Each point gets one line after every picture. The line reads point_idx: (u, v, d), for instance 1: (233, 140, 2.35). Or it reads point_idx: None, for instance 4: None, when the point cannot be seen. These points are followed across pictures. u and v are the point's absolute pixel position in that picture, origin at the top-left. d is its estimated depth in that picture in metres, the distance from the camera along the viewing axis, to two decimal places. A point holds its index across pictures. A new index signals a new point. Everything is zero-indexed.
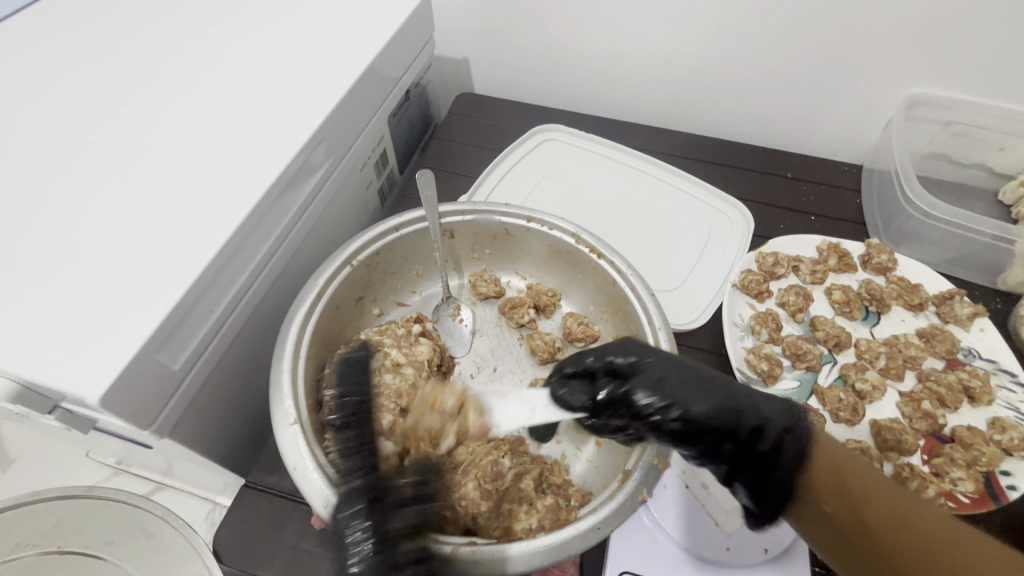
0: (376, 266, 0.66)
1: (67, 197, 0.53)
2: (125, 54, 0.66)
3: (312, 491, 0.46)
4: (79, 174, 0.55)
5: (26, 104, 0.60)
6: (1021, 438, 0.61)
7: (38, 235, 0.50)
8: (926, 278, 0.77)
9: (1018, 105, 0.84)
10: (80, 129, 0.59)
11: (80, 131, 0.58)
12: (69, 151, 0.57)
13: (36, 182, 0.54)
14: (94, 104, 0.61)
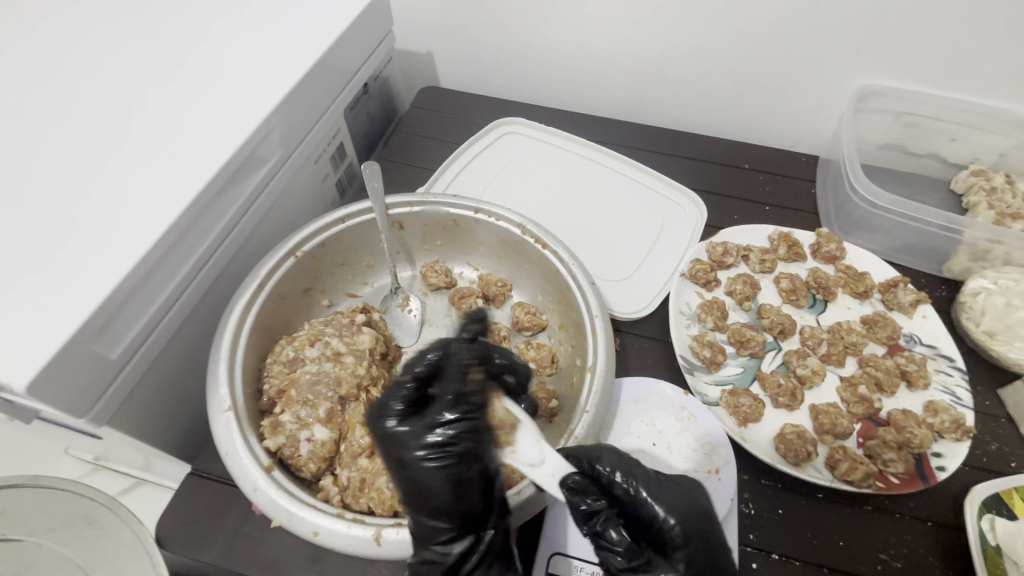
0: (323, 257, 0.67)
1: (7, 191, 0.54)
2: (70, 49, 0.66)
3: (244, 475, 0.47)
4: (19, 168, 0.55)
5: None
6: (952, 420, 0.62)
7: None
8: (873, 266, 0.79)
9: (968, 96, 0.85)
10: (21, 124, 0.59)
11: (22, 126, 0.59)
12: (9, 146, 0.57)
13: None
14: (38, 99, 0.61)
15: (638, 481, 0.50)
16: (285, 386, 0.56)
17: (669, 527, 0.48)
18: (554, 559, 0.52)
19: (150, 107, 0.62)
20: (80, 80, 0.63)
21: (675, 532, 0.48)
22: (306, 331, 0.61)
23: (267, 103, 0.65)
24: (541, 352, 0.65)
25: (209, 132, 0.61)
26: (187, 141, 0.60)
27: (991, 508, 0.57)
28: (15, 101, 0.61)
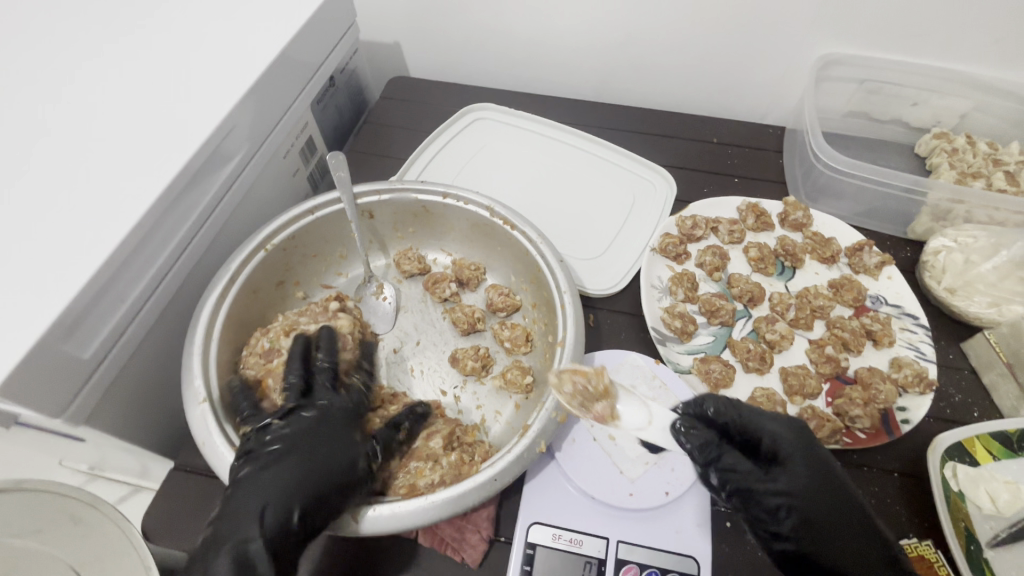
0: (293, 249, 0.68)
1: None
2: (19, 52, 0.65)
3: (221, 463, 0.49)
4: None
5: None
6: (915, 374, 0.64)
7: None
8: (840, 231, 0.80)
9: (926, 60, 0.87)
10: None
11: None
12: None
13: None
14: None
15: (743, 405, 0.54)
16: (262, 377, 0.56)
17: (781, 444, 0.52)
18: (531, 528, 0.54)
19: (107, 106, 0.62)
20: (30, 82, 0.63)
21: (789, 450, 0.52)
22: (280, 322, 0.61)
23: (228, 98, 0.65)
24: (515, 331, 0.67)
25: (171, 129, 0.61)
26: (147, 139, 0.60)
27: (954, 457, 0.59)
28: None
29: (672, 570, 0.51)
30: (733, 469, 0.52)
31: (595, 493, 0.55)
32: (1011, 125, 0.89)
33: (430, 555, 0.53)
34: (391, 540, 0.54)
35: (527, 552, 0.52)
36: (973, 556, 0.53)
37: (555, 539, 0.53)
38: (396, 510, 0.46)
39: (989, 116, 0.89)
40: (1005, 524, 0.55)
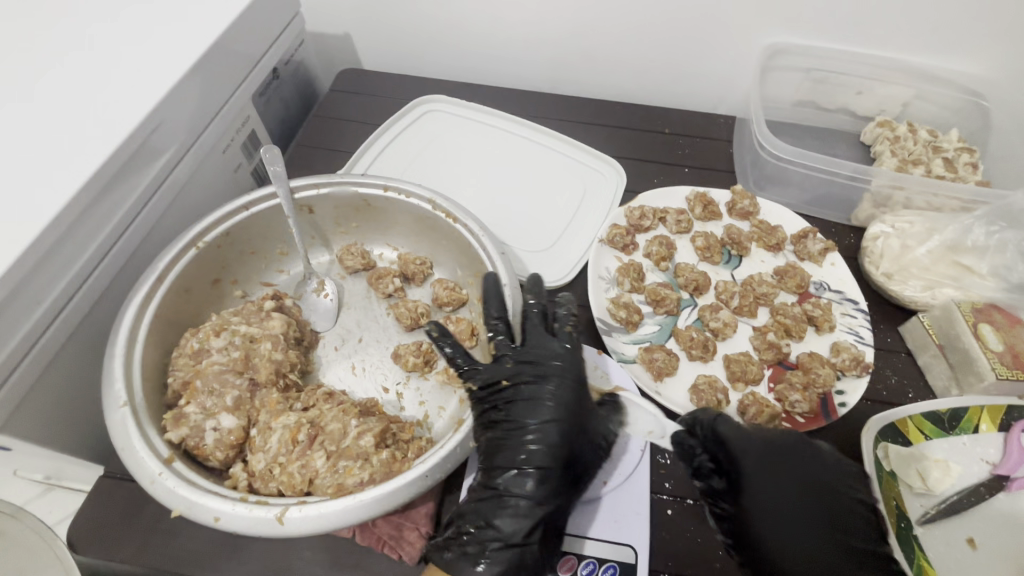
0: (228, 246, 0.66)
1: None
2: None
3: (139, 467, 0.47)
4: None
5: None
6: (852, 358, 0.65)
7: None
8: (785, 219, 0.81)
9: (868, 48, 0.88)
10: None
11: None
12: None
13: None
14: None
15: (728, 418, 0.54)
16: (190, 378, 0.55)
17: (741, 460, 0.52)
18: None
19: (21, 98, 0.59)
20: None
21: (749, 467, 0.52)
22: (212, 322, 0.59)
23: (155, 90, 0.62)
24: (460, 325, 0.66)
25: (89, 122, 0.58)
26: (65, 135, 0.57)
27: (886, 437, 0.60)
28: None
29: (610, 559, 0.52)
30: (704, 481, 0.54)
31: None
32: (951, 112, 0.90)
33: (367, 554, 0.52)
34: (327, 541, 0.53)
35: None
36: (904, 534, 0.55)
37: None
38: (321, 508, 0.45)
39: (931, 105, 0.91)
40: (934, 502, 0.57)
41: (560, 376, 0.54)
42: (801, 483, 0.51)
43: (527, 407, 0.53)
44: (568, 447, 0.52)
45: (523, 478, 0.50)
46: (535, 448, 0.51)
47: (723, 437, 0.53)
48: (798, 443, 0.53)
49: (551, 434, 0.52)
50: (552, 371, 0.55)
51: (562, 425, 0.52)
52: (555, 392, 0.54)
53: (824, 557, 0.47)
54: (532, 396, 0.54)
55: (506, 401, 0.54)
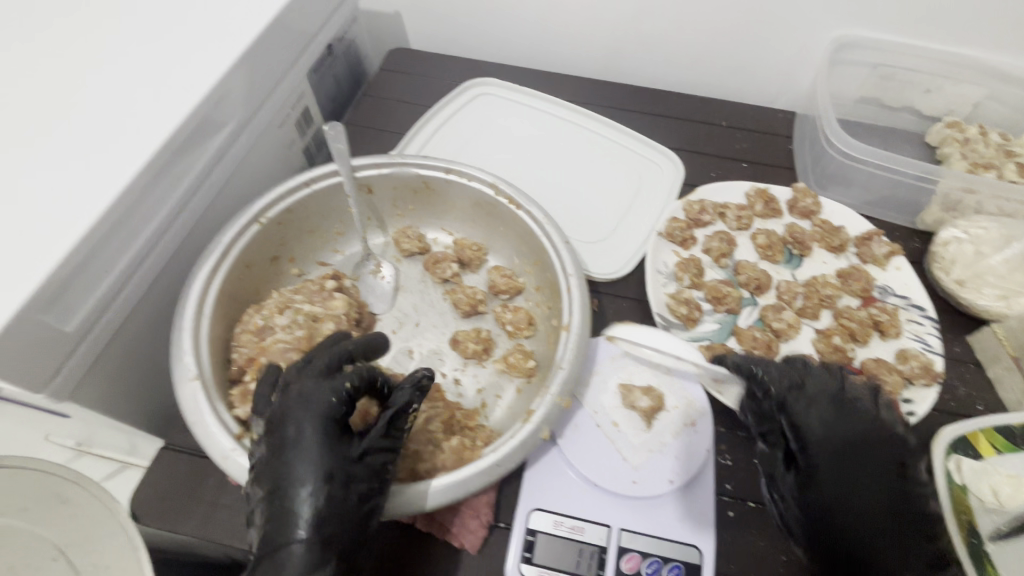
0: (289, 224, 0.65)
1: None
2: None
3: (212, 444, 0.47)
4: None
5: None
6: (921, 367, 0.63)
7: None
8: (849, 220, 0.79)
9: (941, 45, 0.84)
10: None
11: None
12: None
13: None
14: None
15: (799, 387, 0.55)
16: (255, 355, 0.54)
17: (820, 427, 0.53)
18: (532, 515, 0.53)
19: (92, 64, 0.58)
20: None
21: (821, 433, 0.53)
22: (275, 299, 0.59)
23: (220, 63, 0.60)
24: (518, 314, 0.65)
25: (155, 92, 0.57)
26: (133, 99, 0.56)
27: (958, 449, 0.58)
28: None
29: (674, 559, 0.51)
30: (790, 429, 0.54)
31: (596, 479, 0.54)
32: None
33: (430, 539, 0.53)
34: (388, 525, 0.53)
35: (526, 538, 0.52)
36: (974, 549, 0.53)
37: (556, 526, 0.53)
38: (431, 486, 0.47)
39: (1004, 106, 0.87)
40: (1007, 519, 0.54)
41: (308, 425, 0.46)
42: (879, 486, 0.50)
43: (290, 461, 0.44)
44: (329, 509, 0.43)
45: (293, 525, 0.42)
46: (297, 509, 0.43)
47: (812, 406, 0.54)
48: (879, 431, 0.52)
49: (314, 476, 0.44)
50: (314, 417, 0.46)
51: (324, 468, 0.44)
52: (311, 443, 0.45)
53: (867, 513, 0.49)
54: (286, 448, 0.45)
55: (270, 456, 0.45)
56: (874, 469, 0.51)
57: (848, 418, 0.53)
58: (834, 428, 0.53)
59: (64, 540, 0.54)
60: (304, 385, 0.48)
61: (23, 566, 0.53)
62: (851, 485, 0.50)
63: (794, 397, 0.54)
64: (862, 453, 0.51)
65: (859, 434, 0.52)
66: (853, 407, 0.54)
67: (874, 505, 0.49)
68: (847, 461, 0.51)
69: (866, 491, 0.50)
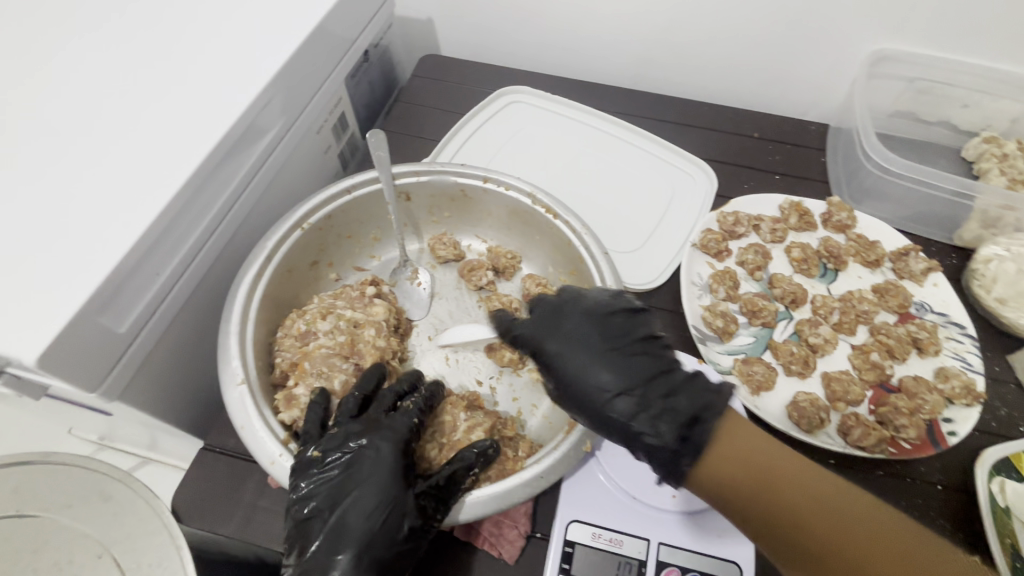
0: (329, 230, 0.66)
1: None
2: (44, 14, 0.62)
3: (260, 449, 0.49)
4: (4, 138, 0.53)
5: None
6: (962, 386, 0.63)
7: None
8: (885, 235, 0.78)
9: (981, 59, 0.83)
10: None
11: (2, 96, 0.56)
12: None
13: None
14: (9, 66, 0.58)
15: (566, 311, 0.54)
16: (299, 359, 0.55)
17: (570, 356, 0.51)
18: (570, 527, 0.54)
19: (143, 68, 0.59)
20: (50, 47, 0.60)
21: (594, 349, 0.51)
22: (316, 305, 0.60)
23: (267, 69, 0.61)
24: None
25: (205, 97, 0.58)
26: (182, 103, 0.57)
27: (1001, 471, 0.57)
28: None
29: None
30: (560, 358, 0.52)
31: (635, 492, 0.55)
32: None
33: (468, 548, 0.53)
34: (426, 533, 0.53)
35: (564, 549, 0.52)
36: None
37: (595, 538, 0.53)
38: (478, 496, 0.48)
39: None
40: None
41: (381, 447, 0.49)
42: (680, 405, 0.48)
43: (355, 486, 0.48)
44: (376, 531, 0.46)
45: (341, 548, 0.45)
46: (347, 527, 0.46)
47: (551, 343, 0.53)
48: (643, 347, 0.51)
49: (371, 501, 0.47)
50: (372, 443, 0.49)
51: (383, 492, 0.47)
52: (378, 463, 0.48)
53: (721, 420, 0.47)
54: (351, 468, 0.48)
55: (330, 475, 0.48)
56: (638, 384, 0.49)
57: (631, 352, 0.51)
58: (612, 343, 0.51)
59: (107, 538, 0.55)
60: (368, 417, 0.52)
61: (67, 562, 0.54)
62: (677, 397, 0.48)
63: (548, 333, 0.53)
64: (634, 384, 0.49)
65: (659, 371, 0.49)
66: (609, 323, 0.52)
67: (666, 434, 0.46)
68: (677, 393, 0.48)
69: (691, 418, 0.47)
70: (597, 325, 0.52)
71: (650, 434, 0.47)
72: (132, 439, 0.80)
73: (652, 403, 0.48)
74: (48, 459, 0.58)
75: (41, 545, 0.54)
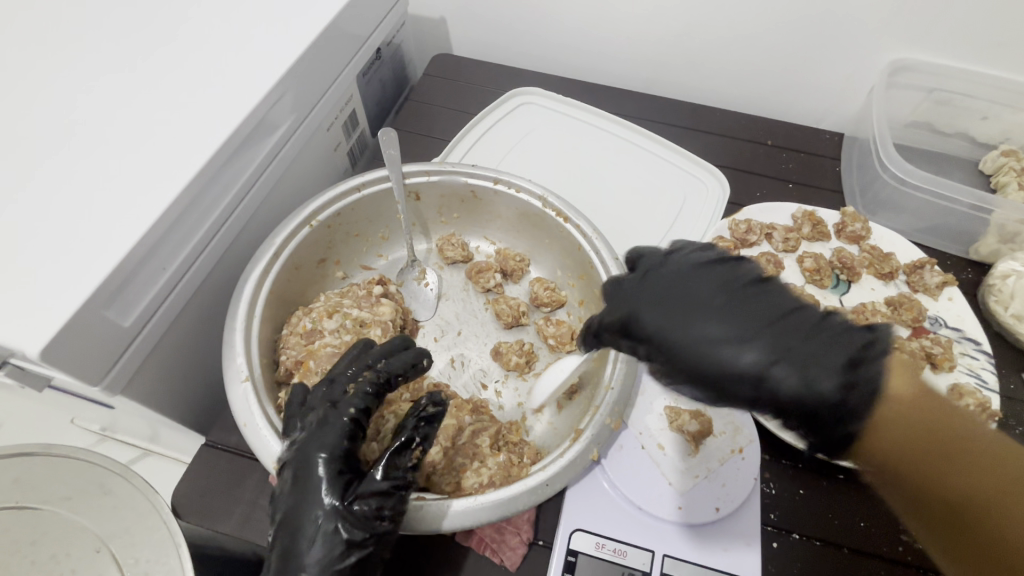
0: (338, 228, 0.66)
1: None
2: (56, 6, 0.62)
3: (263, 448, 0.48)
4: (12, 129, 0.53)
5: None
6: (977, 404, 0.61)
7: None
8: (898, 247, 0.77)
9: (1002, 71, 0.82)
10: (7, 86, 0.55)
11: (12, 87, 0.55)
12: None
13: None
14: (21, 58, 0.58)
15: (658, 276, 0.51)
16: (303, 357, 0.55)
17: (695, 322, 0.46)
18: (574, 535, 0.53)
19: (156, 61, 0.59)
20: (62, 39, 0.59)
21: (714, 302, 0.47)
22: (323, 303, 0.59)
23: (279, 64, 0.60)
24: (561, 329, 0.64)
25: (216, 91, 0.57)
26: (193, 96, 0.57)
27: None
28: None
29: None
30: (702, 328, 0.46)
31: (640, 503, 0.54)
32: None
33: (468, 555, 0.52)
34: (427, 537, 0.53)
35: (568, 558, 0.52)
36: None
37: (599, 548, 0.52)
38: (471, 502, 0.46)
39: None
40: None
41: (318, 445, 0.45)
42: (817, 346, 0.43)
43: (298, 495, 0.45)
44: (333, 535, 0.43)
45: (303, 558, 0.43)
46: (307, 532, 0.44)
47: (644, 312, 0.49)
48: (757, 286, 0.47)
49: (318, 507, 0.44)
50: (304, 444, 0.46)
51: (333, 493, 0.44)
52: (323, 462, 0.45)
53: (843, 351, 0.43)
54: (297, 470, 0.45)
55: (284, 477, 0.45)
56: (784, 335, 0.44)
57: (750, 300, 0.46)
58: (730, 301, 0.46)
59: (105, 532, 0.54)
60: (310, 404, 0.49)
61: (64, 555, 0.53)
62: (813, 351, 0.43)
63: (644, 302, 0.49)
64: (796, 335, 0.44)
65: (777, 316, 0.45)
66: (704, 273, 0.49)
67: (835, 382, 0.42)
68: (814, 338, 0.44)
69: (847, 363, 0.43)
70: (702, 278, 0.49)
71: (798, 384, 0.42)
72: (134, 431, 0.80)
73: (783, 351, 0.43)
74: (49, 451, 0.58)
75: (37, 537, 0.54)
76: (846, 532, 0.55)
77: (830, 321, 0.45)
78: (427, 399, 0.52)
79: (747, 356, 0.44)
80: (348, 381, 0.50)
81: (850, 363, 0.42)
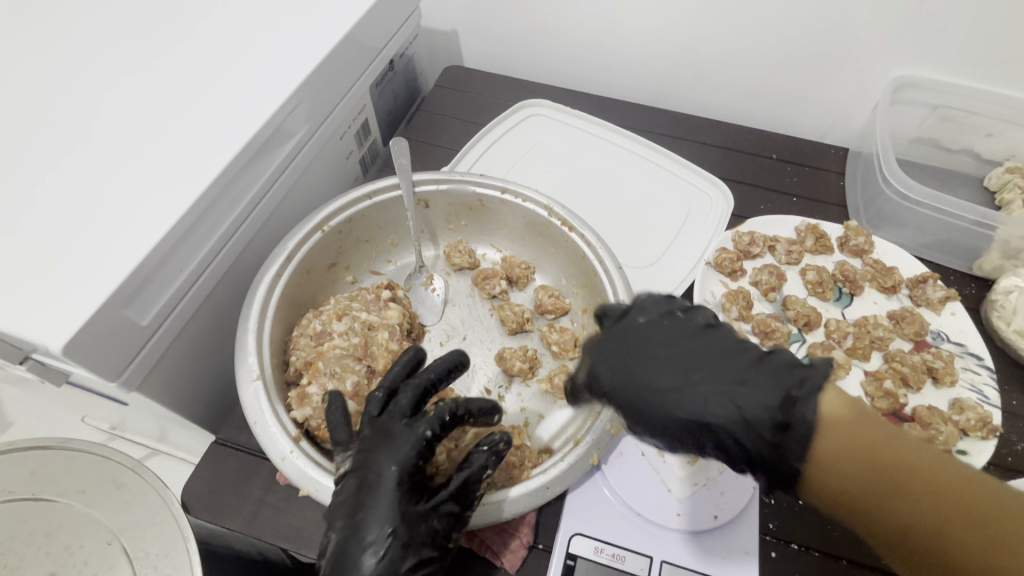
0: (349, 233, 0.67)
1: (24, 158, 0.53)
2: (81, 14, 0.64)
3: (273, 445, 0.49)
4: (38, 134, 0.55)
5: (17, 61, 0.60)
6: (978, 418, 0.61)
7: (23, 187, 0.51)
8: (902, 261, 0.78)
9: (1006, 89, 0.83)
10: (34, 92, 0.58)
11: (39, 93, 0.58)
12: (26, 113, 0.56)
13: (24, 134, 0.55)
14: (47, 63, 0.60)
15: (608, 322, 0.53)
16: (313, 358, 0.56)
17: (638, 373, 0.48)
18: (573, 539, 0.54)
19: (177, 70, 0.61)
20: (85, 47, 0.62)
21: (656, 350, 0.48)
22: (333, 306, 0.61)
23: (295, 75, 0.62)
24: (565, 336, 0.66)
25: (235, 100, 0.59)
26: (213, 104, 0.59)
27: None
28: (11, 67, 0.60)
29: None
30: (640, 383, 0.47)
31: (640, 508, 0.55)
32: None
33: (469, 556, 0.53)
34: None
35: (567, 562, 0.52)
36: None
37: (598, 552, 0.53)
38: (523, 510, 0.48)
39: None
40: None
41: (390, 457, 0.47)
42: (745, 388, 0.44)
43: (365, 505, 0.46)
44: (399, 544, 0.45)
45: (358, 564, 0.44)
46: (371, 540, 0.44)
47: (592, 366, 0.50)
48: (701, 331, 0.49)
49: (385, 521, 0.45)
50: (379, 461, 0.47)
51: (399, 505, 0.46)
52: (394, 474, 0.46)
53: (765, 386, 0.44)
54: (368, 479, 0.46)
55: (350, 483, 0.47)
56: (714, 379, 0.45)
57: (694, 347, 0.48)
58: (671, 346, 0.48)
59: (118, 525, 0.56)
60: (382, 424, 0.49)
61: (77, 547, 0.55)
62: (740, 387, 0.44)
63: (592, 349, 0.51)
64: (729, 380, 0.45)
65: (706, 361, 0.46)
66: (657, 319, 0.51)
67: (763, 424, 0.42)
68: (747, 382, 0.44)
69: (782, 400, 0.42)
70: (647, 324, 0.51)
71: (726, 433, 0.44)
72: (143, 429, 0.82)
73: (720, 397, 0.44)
74: (64, 445, 0.59)
75: (52, 530, 0.55)
76: (845, 543, 0.55)
77: (772, 360, 0.46)
78: (506, 435, 0.49)
79: (690, 411, 0.45)
80: (417, 400, 0.50)
81: (785, 400, 0.42)
